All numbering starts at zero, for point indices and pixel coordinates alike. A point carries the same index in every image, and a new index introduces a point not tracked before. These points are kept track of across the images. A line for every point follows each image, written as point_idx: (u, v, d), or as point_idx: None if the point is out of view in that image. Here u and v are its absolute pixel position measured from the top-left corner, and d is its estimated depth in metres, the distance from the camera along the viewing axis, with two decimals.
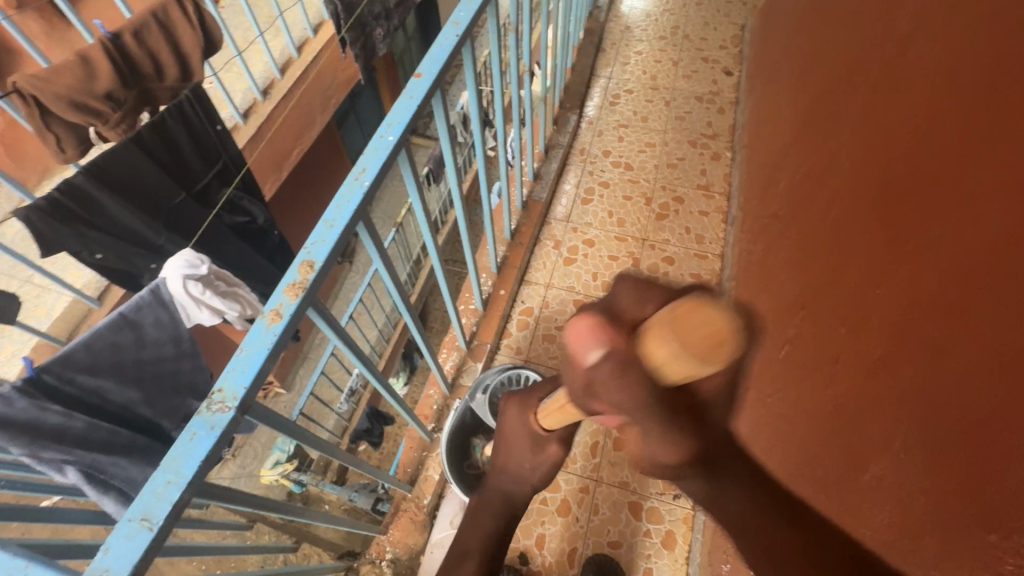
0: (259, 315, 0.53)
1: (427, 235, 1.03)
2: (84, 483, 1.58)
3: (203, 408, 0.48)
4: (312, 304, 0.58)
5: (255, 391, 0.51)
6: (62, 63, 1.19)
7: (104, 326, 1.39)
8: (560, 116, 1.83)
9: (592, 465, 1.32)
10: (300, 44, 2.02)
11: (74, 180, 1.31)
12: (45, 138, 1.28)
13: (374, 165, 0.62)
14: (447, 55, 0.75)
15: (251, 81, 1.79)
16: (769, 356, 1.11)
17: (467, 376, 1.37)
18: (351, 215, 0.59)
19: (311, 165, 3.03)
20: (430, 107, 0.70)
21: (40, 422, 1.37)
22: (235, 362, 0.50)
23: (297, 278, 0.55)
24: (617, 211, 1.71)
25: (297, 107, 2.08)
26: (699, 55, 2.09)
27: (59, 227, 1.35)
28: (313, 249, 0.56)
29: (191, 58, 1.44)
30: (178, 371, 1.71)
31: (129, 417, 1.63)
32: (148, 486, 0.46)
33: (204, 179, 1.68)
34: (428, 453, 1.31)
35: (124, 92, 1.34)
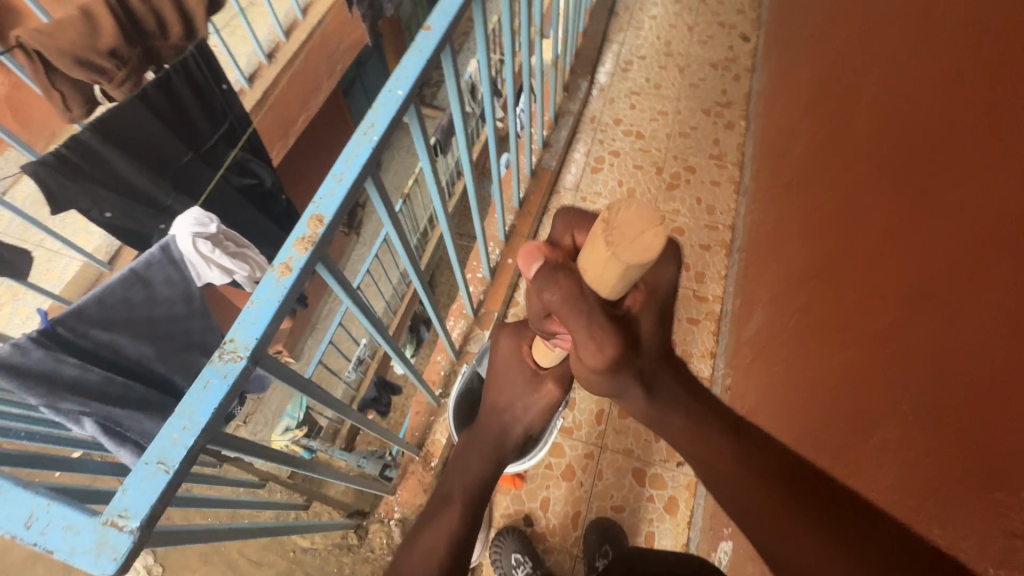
0: (269, 268, 0.53)
1: (436, 198, 1.02)
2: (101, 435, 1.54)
3: (215, 357, 0.49)
4: (321, 260, 0.58)
5: (266, 343, 0.51)
6: (65, 18, 1.18)
7: (117, 281, 1.44)
8: (571, 82, 1.79)
9: (597, 432, 1.34)
10: (305, 6, 1.97)
11: (80, 137, 1.30)
12: (51, 96, 1.29)
13: (382, 120, 0.61)
14: (458, 6, 0.72)
15: (255, 43, 1.75)
16: (778, 325, 1.11)
17: (476, 344, 1.38)
18: (360, 170, 0.58)
19: (318, 133, 3.00)
20: (439, 61, 0.68)
21: (56, 373, 1.38)
22: (246, 313, 0.50)
23: (307, 232, 0.55)
24: (627, 181, 1.69)
25: (302, 72, 2.04)
26: (715, 20, 2.02)
27: (70, 186, 1.35)
28: (321, 204, 0.56)
29: (195, 15, 1.40)
30: (189, 329, 1.74)
31: (141, 372, 1.65)
32: (163, 432, 0.46)
33: (209, 140, 1.68)
34: (436, 418, 1.33)
35: (128, 50, 1.31)
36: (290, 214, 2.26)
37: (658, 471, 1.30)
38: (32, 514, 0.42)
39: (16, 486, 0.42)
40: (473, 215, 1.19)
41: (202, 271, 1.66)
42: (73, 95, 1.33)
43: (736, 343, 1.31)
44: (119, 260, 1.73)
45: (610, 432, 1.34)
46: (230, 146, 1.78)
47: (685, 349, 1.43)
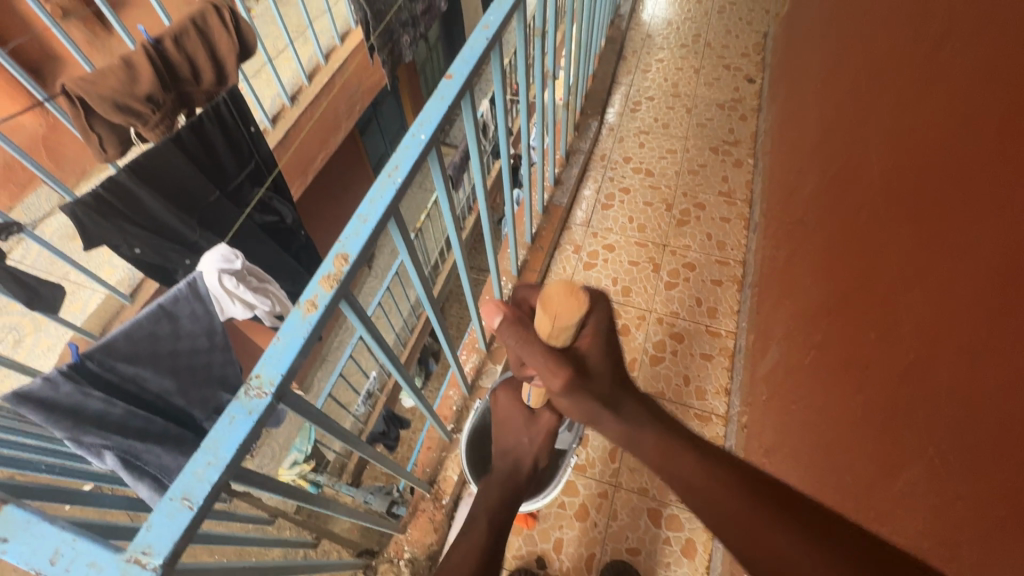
0: (294, 305, 0.55)
1: (451, 234, 1.04)
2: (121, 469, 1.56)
3: (241, 393, 0.49)
4: (345, 298, 0.60)
5: (290, 380, 0.52)
6: (108, 67, 1.23)
7: (144, 316, 1.45)
8: (582, 122, 1.84)
9: (611, 470, 1.32)
10: (328, 52, 2.07)
11: (118, 177, 1.35)
12: (88, 138, 1.31)
13: (406, 163, 0.64)
14: (478, 57, 0.76)
15: (280, 86, 1.83)
16: (793, 362, 1.10)
17: (488, 379, 1.38)
18: (384, 210, 0.61)
19: (334, 170, 3.09)
20: (460, 108, 0.71)
21: (82, 408, 1.38)
22: (272, 350, 0.52)
23: (332, 270, 0.56)
24: (637, 217, 1.71)
25: (323, 113, 2.12)
26: (721, 62, 2.09)
27: (103, 224, 1.40)
28: (346, 243, 0.58)
29: (227, 62, 1.48)
30: (210, 362, 1.75)
31: (163, 406, 1.68)
32: (188, 467, 0.47)
33: (236, 179, 1.74)
34: (447, 454, 1.32)
35: (163, 95, 1.36)
36: (307, 248, 2.33)
37: (674, 512, 1.26)
38: (57, 550, 0.42)
39: (42, 520, 0.43)
40: (488, 250, 1.20)
41: (226, 306, 1.70)
42: (109, 137, 1.35)
43: (751, 381, 1.30)
44: (140, 293, 1.79)
45: (624, 470, 1.31)
46: (255, 185, 1.84)
47: (699, 386, 1.41)
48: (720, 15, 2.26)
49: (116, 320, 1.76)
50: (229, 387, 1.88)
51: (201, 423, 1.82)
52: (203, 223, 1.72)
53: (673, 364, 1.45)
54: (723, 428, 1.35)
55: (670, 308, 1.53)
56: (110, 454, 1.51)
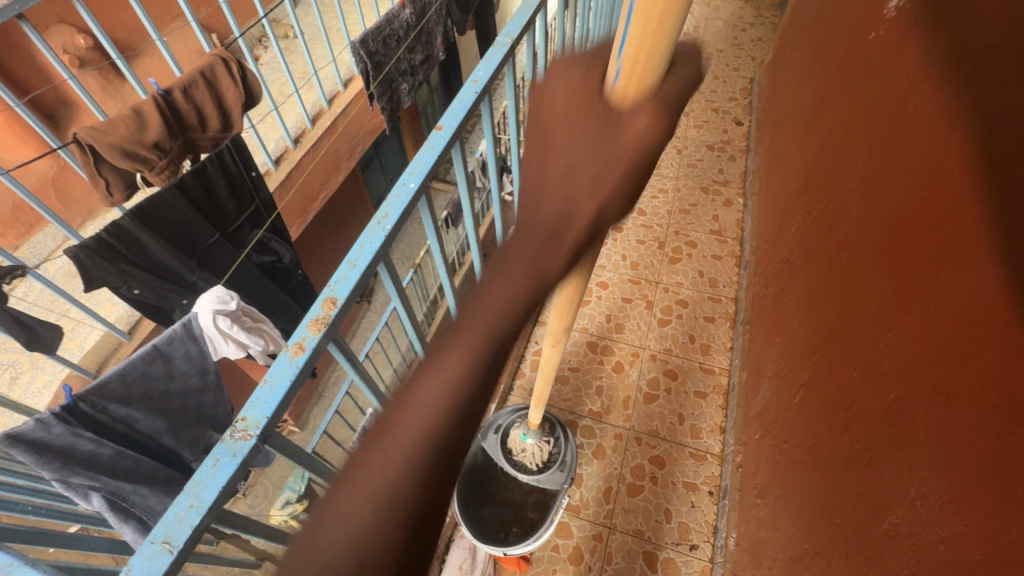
0: (283, 347, 0.56)
1: (445, 280, 1.06)
2: (106, 510, 1.56)
3: (227, 435, 0.50)
4: (334, 340, 0.61)
5: (276, 422, 0.53)
6: (118, 116, 1.28)
7: (138, 356, 1.46)
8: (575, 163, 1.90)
9: (605, 511, 1.30)
10: (332, 97, 2.16)
11: (121, 223, 1.40)
12: (96, 182, 1.35)
13: (396, 211, 0.67)
14: (468, 110, 0.80)
15: (285, 130, 1.89)
16: (783, 398, 1.10)
17: (481, 417, 1.38)
18: (373, 256, 0.63)
19: (337, 207, 3.17)
20: (449, 157, 0.75)
21: (72, 448, 1.38)
22: (259, 393, 0.53)
23: (321, 313, 0.58)
24: (630, 254, 1.75)
25: (326, 154, 2.19)
26: (710, 106, 2.17)
27: (103, 265, 1.43)
28: (336, 287, 0.60)
29: (232, 110, 1.54)
30: (201, 403, 1.76)
31: (153, 446, 1.67)
32: (171, 510, 0.47)
33: (236, 223, 1.79)
34: (439, 494, 1.29)
35: (170, 142, 1.43)
36: (304, 286, 2.37)
37: (670, 555, 1.24)
38: None
39: (22, 565, 0.44)
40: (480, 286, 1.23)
41: (219, 346, 1.69)
42: (116, 182, 1.40)
43: (744, 420, 1.29)
44: (138, 330, 1.79)
45: (619, 511, 1.30)
46: (255, 227, 1.90)
47: (693, 424, 1.41)
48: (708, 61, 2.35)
49: (113, 358, 1.74)
50: (220, 427, 1.89)
51: (189, 463, 1.82)
52: (202, 263, 1.76)
53: (667, 402, 1.44)
54: (718, 467, 1.34)
55: (663, 344, 1.55)
56: (97, 495, 1.51)
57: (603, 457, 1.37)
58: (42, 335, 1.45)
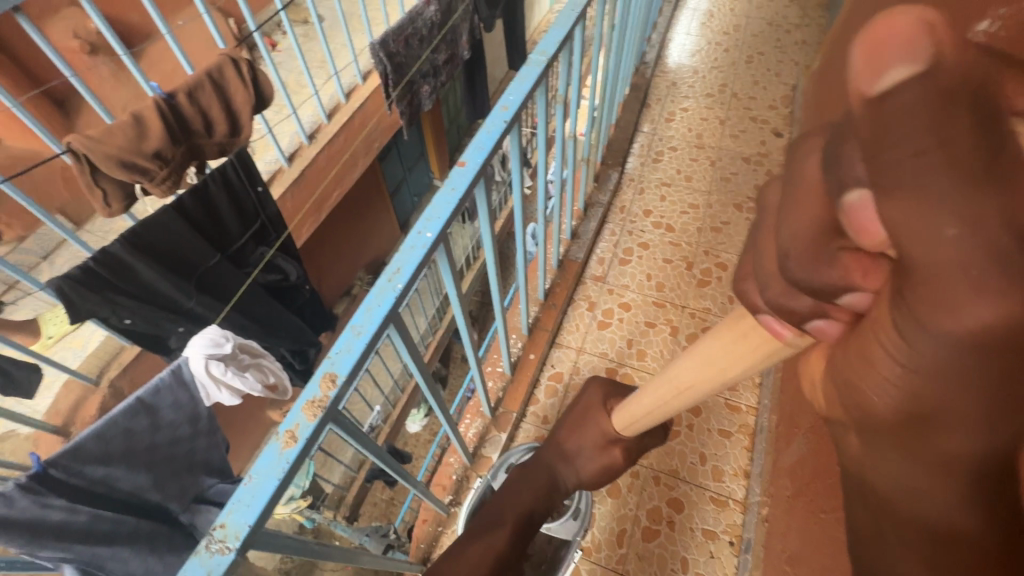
0: (272, 436, 0.49)
1: (459, 314, 0.97)
2: None
3: (202, 548, 0.44)
4: (334, 419, 0.54)
5: (261, 526, 0.46)
6: (116, 124, 1.21)
7: (120, 412, 1.46)
8: (602, 172, 1.79)
9: (617, 556, 1.23)
10: (349, 89, 2.06)
11: (109, 249, 1.35)
12: (92, 193, 1.28)
13: (408, 266, 0.59)
14: (494, 141, 0.71)
15: (299, 124, 1.80)
16: (823, 463, 0.99)
17: (491, 447, 1.31)
18: (381, 321, 0.55)
19: (353, 199, 3.10)
20: (471, 199, 0.66)
21: (42, 519, 1.39)
22: (241, 493, 0.46)
23: (318, 394, 0.51)
24: (656, 275, 1.63)
25: (342, 150, 2.10)
26: (748, 114, 2.01)
27: (90, 297, 1.39)
28: (336, 360, 0.53)
29: (242, 114, 1.45)
30: (192, 449, 1.73)
31: (139, 502, 1.64)
32: None
33: (239, 242, 1.75)
34: (444, 529, 1.23)
35: (172, 151, 1.34)
36: (314, 300, 2.35)
37: None
38: None
39: None
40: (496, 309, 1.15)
41: (212, 392, 1.65)
42: (113, 192, 1.32)
43: (773, 469, 1.20)
44: None
45: (632, 556, 1.23)
46: (260, 245, 1.85)
47: (716, 466, 1.32)
48: (747, 65, 2.19)
49: (114, 362, 1.71)
50: (213, 471, 1.84)
51: (177, 513, 1.76)
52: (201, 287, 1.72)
53: (688, 440, 1.36)
54: (741, 515, 1.25)
55: None
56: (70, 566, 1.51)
57: (617, 496, 1.30)
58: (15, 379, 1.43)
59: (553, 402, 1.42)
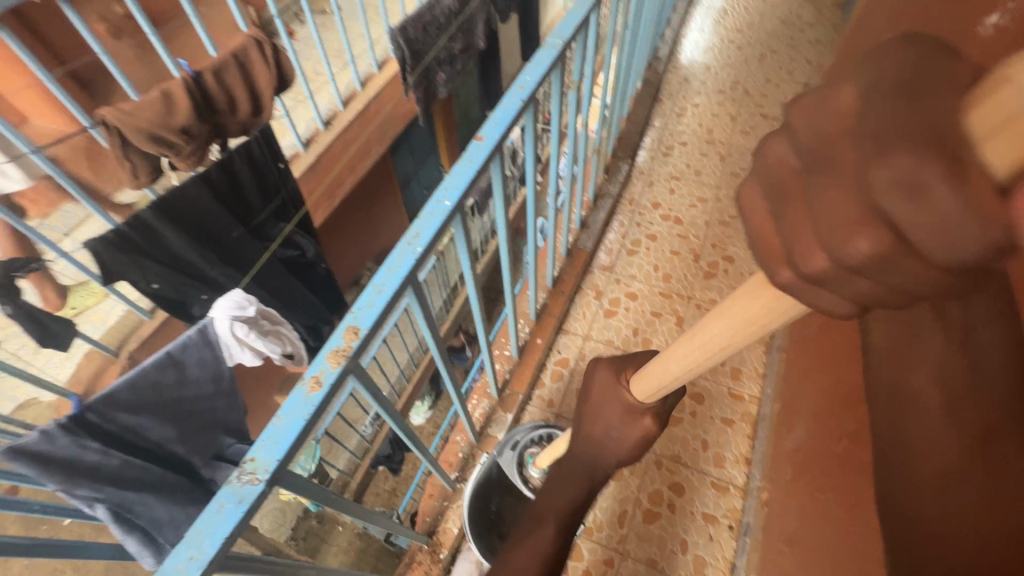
0: (300, 380, 0.52)
1: (473, 292, 1.00)
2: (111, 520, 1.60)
3: (233, 478, 0.47)
4: (355, 372, 0.57)
5: (287, 463, 0.49)
6: (147, 99, 1.25)
7: (150, 364, 1.47)
8: (612, 164, 1.81)
9: (618, 536, 1.26)
10: (365, 79, 2.09)
11: (142, 215, 1.40)
12: (122, 164, 1.33)
13: (428, 231, 0.62)
14: (511, 119, 0.74)
15: (316, 111, 1.84)
16: (824, 445, 1.01)
17: (497, 427, 1.34)
18: (401, 281, 0.58)
19: (365, 189, 3.14)
20: (488, 172, 0.69)
21: (78, 460, 1.40)
22: (270, 431, 0.49)
23: (342, 345, 0.54)
24: (663, 266, 1.65)
25: (357, 138, 2.13)
26: (758, 111, 2.03)
27: (122, 259, 1.43)
28: (359, 315, 0.56)
29: (265, 96, 1.49)
30: (212, 407, 1.77)
31: (163, 454, 1.67)
32: (169, 560, 0.44)
33: (261, 217, 1.78)
34: (449, 504, 1.25)
35: (199, 126, 1.38)
36: (328, 280, 2.39)
37: None
38: None
39: None
40: (506, 289, 1.18)
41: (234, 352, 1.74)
42: (142, 164, 1.37)
43: (774, 455, 1.22)
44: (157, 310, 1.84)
45: (633, 537, 1.25)
46: (279, 220, 1.89)
47: (718, 453, 1.34)
48: (760, 62, 2.21)
49: (132, 336, 1.79)
50: (232, 432, 1.90)
51: (199, 468, 1.82)
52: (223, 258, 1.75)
53: (691, 427, 1.38)
54: (741, 500, 1.28)
55: None
56: (102, 505, 1.54)
57: (620, 479, 1.32)
58: (51, 330, 1.51)
59: (558, 386, 1.45)
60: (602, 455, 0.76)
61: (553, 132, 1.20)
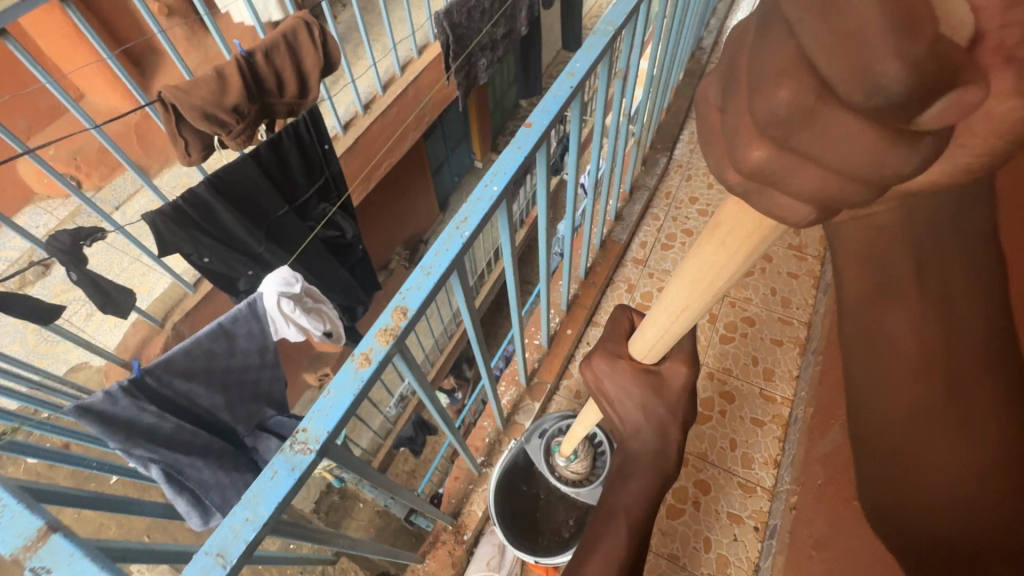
0: (349, 356, 0.53)
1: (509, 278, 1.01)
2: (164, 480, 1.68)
3: (287, 447, 0.49)
4: (401, 350, 0.58)
5: (336, 435, 0.51)
6: (201, 78, 1.29)
7: (205, 335, 1.48)
8: (650, 156, 1.78)
9: None
10: (404, 63, 2.10)
11: (198, 191, 1.44)
12: (175, 141, 1.37)
13: (475, 216, 0.62)
14: (560, 105, 0.73)
15: (355, 94, 1.86)
16: None
17: (524, 415, 1.35)
18: (448, 264, 0.59)
19: (399, 174, 3.17)
20: (536, 159, 0.69)
21: (136, 421, 1.48)
22: (320, 404, 0.51)
23: (389, 323, 0.55)
24: None
25: (394, 122, 2.14)
26: None
27: (177, 233, 1.48)
28: (407, 295, 0.57)
29: (309, 77, 1.52)
30: (259, 377, 1.79)
31: (211, 420, 1.74)
32: (227, 521, 0.46)
33: (305, 194, 1.82)
34: (475, 487, 1.27)
35: (248, 106, 1.41)
36: (362, 261, 2.44)
37: None
38: None
39: (83, 557, 0.45)
40: (541, 278, 1.18)
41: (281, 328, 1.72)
42: (194, 142, 1.41)
43: (805, 459, 1.20)
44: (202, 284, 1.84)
45: (656, 532, 1.25)
46: (322, 199, 1.93)
47: (746, 453, 1.33)
48: None
49: (178, 308, 1.81)
50: (273, 403, 1.94)
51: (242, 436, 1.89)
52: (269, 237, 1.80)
53: (719, 425, 1.36)
54: (768, 502, 1.26)
55: (722, 363, 1.45)
56: (156, 466, 1.63)
57: None
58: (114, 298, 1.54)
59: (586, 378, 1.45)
60: (642, 448, 0.77)
61: (597, 118, 1.18)
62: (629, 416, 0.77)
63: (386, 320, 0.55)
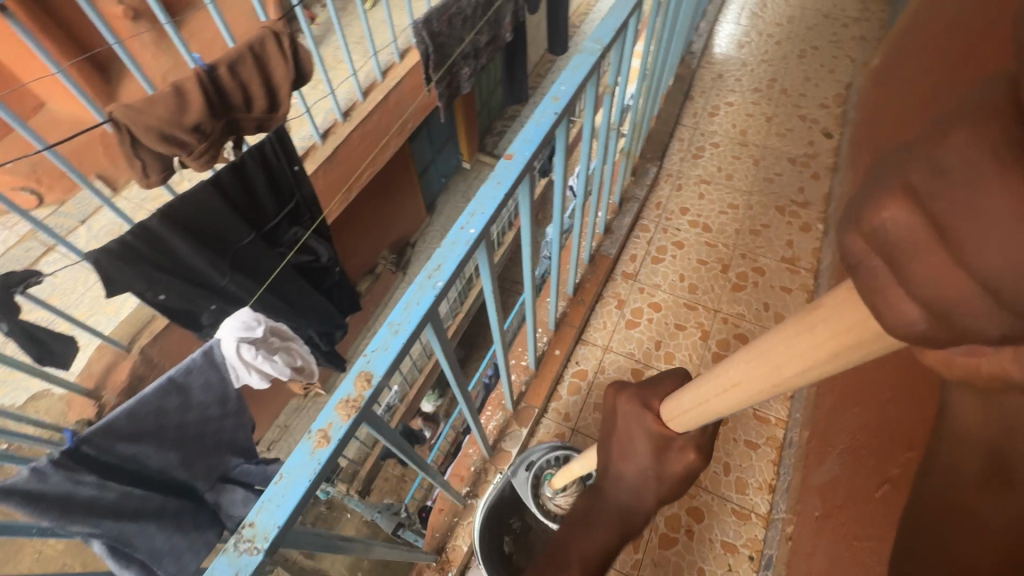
0: (306, 434, 0.48)
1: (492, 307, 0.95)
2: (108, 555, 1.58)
3: (231, 545, 0.43)
4: (368, 417, 0.52)
5: (291, 526, 0.45)
6: (157, 97, 1.21)
7: (150, 392, 1.53)
8: (640, 166, 1.73)
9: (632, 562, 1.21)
10: (385, 67, 2.02)
11: (148, 225, 1.37)
12: (132, 163, 1.29)
13: (450, 263, 0.56)
14: (543, 133, 0.67)
15: (334, 102, 1.78)
16: (860, 487, 0.94)
17: (511, 442, 1.30)
18: (419, 320, 0.53)
19: (383, 178, 3.09)
20: (517, 195, 0.63)
21: (73, 494, 1.45)
22: (272, 493, 0.45)
23: (352, 393, 0.49)
24: (690, 275, 1.57)
25: (376, 129, 2.07)
26: (796, 112, 1.91)
27: (127, 271, 1.40)
28: (373, 359, 0.51)
29: (280, 89, 1.44)
30: (218, 429, 1.82)
31: (164, 480, 1.70)
32: None
33: (273, 221, 1.78)
34: (459, 520, 1.22)
35: (212, 124, 1.34)
36: (341, 283, 2.39)
37: None
38: None
39: None
40: (527, 302, 1.12)
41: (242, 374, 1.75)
42: (154, 163, 1.33)
43: (801, 487, 1.16)
44: None
45: (647, 563, 1.21)
46: (292, 224, 1.87)
47: (741, 478, 1.29)
48: (801, 59, 2.08)
49: (145, 331, 1.74)
50: (237, 453, 1.92)
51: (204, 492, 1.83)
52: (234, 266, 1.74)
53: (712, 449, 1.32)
54: (763, 530, 1.22)
55: None
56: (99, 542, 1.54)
57: None
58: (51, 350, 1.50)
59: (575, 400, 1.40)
60: (635, 502, 0.72)
61: (584, 130, 1.12)
62: (620, 467, 0.72)
63: (348, 389, 0.49)
